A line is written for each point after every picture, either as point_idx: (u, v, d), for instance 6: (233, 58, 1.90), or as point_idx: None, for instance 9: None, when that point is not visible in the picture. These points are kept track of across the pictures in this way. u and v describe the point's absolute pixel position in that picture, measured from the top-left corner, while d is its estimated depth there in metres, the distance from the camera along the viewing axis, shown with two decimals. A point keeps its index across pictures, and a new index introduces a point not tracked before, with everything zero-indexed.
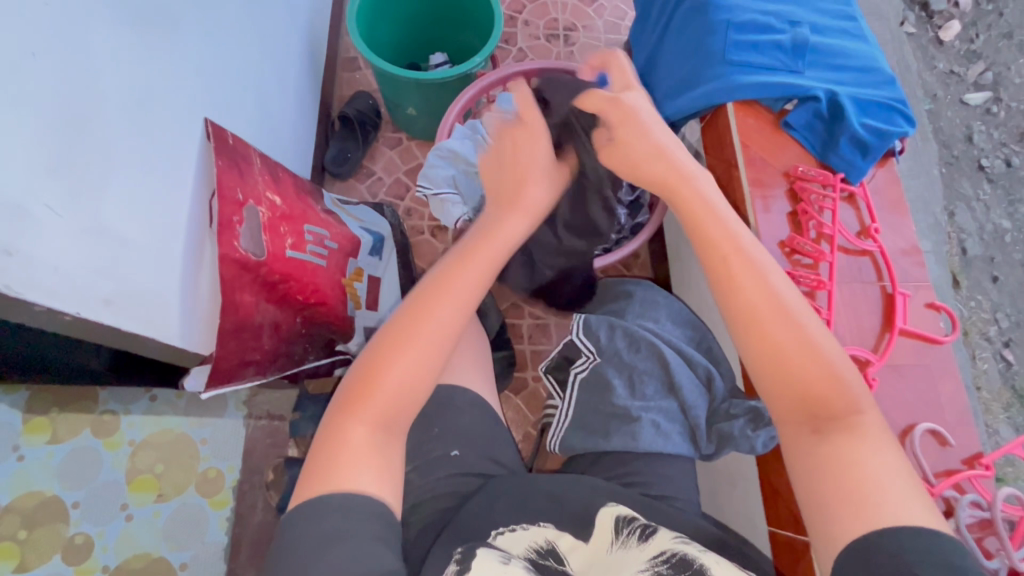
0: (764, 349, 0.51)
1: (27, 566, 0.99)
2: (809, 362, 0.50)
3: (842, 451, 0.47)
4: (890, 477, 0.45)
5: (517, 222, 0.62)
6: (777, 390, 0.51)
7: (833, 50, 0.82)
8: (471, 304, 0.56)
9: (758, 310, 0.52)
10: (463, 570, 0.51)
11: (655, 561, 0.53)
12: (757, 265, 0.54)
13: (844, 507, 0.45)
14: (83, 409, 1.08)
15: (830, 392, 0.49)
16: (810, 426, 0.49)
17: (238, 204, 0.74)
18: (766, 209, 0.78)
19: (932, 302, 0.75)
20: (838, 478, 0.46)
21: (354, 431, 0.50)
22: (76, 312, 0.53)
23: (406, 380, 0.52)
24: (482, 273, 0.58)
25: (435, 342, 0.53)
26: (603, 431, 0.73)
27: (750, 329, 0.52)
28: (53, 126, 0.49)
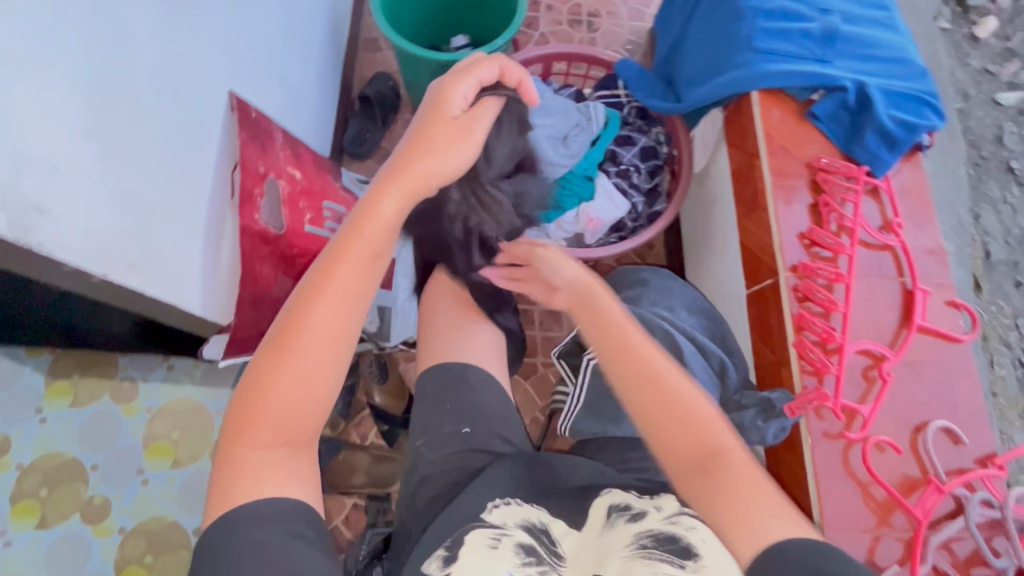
0: (648, 413, 0.55)
1: (47, 524, 1.02)
2: (685, 414, 0.54)
3: (729, 488, 0.50)
4: (760, 501, 0.50)
5: (390, 200, 0.55)
6: (670, 444, 0.54)
7: (863, 41, 0.80)
8: (350, 306, 0.54)
9: (647, 373, 0.56)
10: (452, 558, 0.53)
11: (642, 536, 0.53)
12: (632, 346, 0.58)
13: (738, 532, 0.49)
14: (103, 376, 1.10)
15: (708, 432, 0.54)
16: (698, 470, 0.52)
17: (259, 176, 0.75)
18: (785, 201, 0.77)
19: (952, 300, 0.73)
20: (730, 509, 0.50)
21: (246, 457, 0.50)
22: (102, 274, 0.54)
23: (290, 403, 0.52)
24: (355, 269, 0.54)
25: (311, 356, 0.52)
26: (613, 417, 0.73)
27: (634, 390, 0.56)
28: (85, 90, 0.50)
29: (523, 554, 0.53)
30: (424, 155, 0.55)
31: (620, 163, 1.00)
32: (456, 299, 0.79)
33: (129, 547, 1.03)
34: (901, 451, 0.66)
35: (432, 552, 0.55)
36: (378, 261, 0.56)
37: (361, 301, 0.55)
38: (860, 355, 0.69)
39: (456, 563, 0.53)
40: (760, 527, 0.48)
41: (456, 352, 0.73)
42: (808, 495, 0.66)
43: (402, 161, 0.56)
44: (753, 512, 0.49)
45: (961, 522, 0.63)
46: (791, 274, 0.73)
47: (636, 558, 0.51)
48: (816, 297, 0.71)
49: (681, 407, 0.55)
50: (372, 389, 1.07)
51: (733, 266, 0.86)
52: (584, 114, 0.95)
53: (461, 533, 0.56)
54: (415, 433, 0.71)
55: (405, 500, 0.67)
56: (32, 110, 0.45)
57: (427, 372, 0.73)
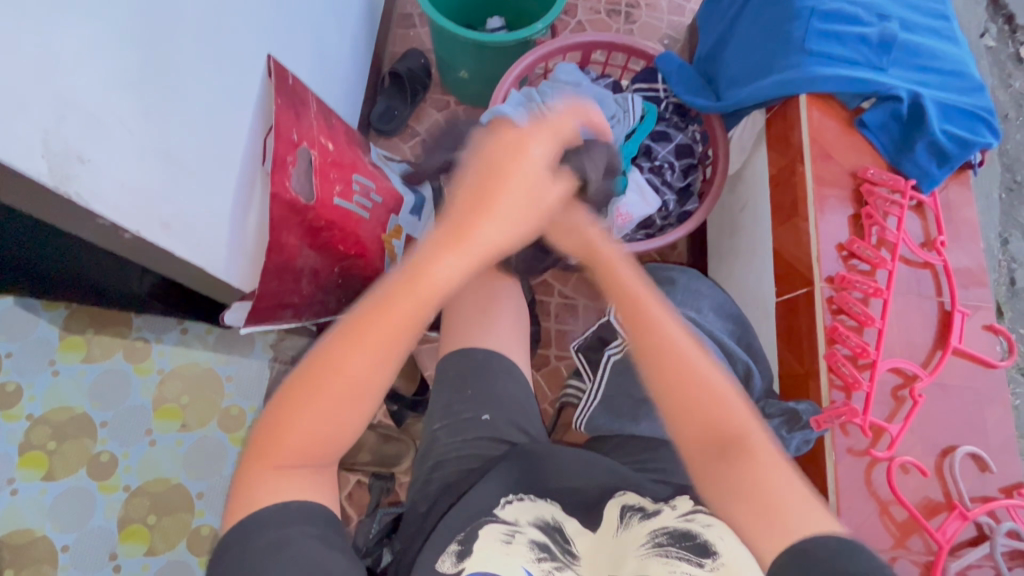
0: (668, 393, 0.51)
1: (54, 476, 1.03)
2: (705, 396, 0.50)
3: (750, 470, 0.47)
4: (790, 493, 0.46)
5: (447, 258, 0.51)
6: (689, 427, 0.50)
7: (920, 50, 0.77)
8: (389, 358, 0.51)
9: (663, 354, 0.52)
10: (466, 552, 0.51)
11: (657, 534, 0.51)
12: (656, 321, 0.54)
13: (758, 524, 0.45)
14: (118, 334, 1.10)
15: (729, 423, 0.49)
16: (715, 453, 0.49)
17: (293, 144, 0.74)
18: (824, 210, 0.74)
19: (990, 324, 0.72)
20: (746, 497, 0.46)
21: (264, 477, 0.48)
22: (135, 231, 0.53)
23: (312, 438, 0.49)
24: (404, 321, 0.51)
25: (341, 401, 0.50)
26: (631, 415, 0.70)
27: (656, 371, 0.52)
28: (130, 40, 0.49)
29: (538, 551, 0.52)
30: (489, 212, 0.51)
31: (654, 159, 0.97)
32: (481, 284, 0.77)
33: (133, 505, 1.03)
34: (927, 474, 0.65)
35: (445, 549, 0.52)
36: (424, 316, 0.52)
37: (399, 354, 0.52)
38: (891, 373, 0.68)
39: (470, 559, 0.50)
40: (782, 516, 0.45)
41: (479, 338, 0.72)
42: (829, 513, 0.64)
43: (461, 220, 0.51)
44: (771, 496, 0.46)
45: (984, 549, 0.62)
46: (827, 285, 0.71)
47: (652, 556, 0.50)
48: (852, 310, 0.69)
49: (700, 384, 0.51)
50: None
51: (762, 273, 0.84)
52: (622, 107, 0.93)
53: (475, 525, 0.53)
54: (432, 416, 0.70)
55: (419, 481, 0.66)
56: (79, 53, 0.44)
57: (448, 357, 0.72)
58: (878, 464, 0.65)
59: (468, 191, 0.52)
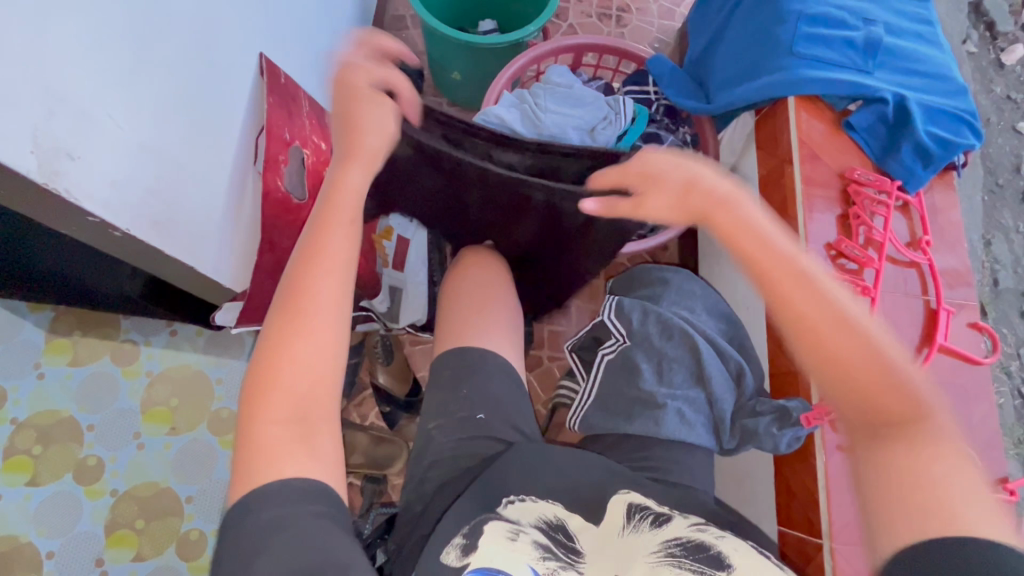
0: (819, 363, 0.49)
1: (39, 481, 1.01)
2: (862, 368, 0.47)
3: (904, 459, 0.43)
4: (956, 486, 0.42)
5: (355, 172, 0.60)
6: (841, 398, 0.48)
7: (905, 54, 0.79)
8: (346, 274, 0.56)
9: (811, 322, 0.49)
10: (470, 549, 0.50)
11: (670, 543, 0.51)
12: (815, 285, 0.51)
13: (907, 515, 0.41)
14: (106, 336, 1.09)
15: (886, 401, 0.46)
16: (864, 431, 0.46)
17: (285, 143, 0.74)
18: (813, 210, 0.76)
19: (975, 322, 0.74)
20: (901, 490, 0.43)
21: (261, 432, 0.48)
22: (125, 228, 0.53)
23: (304, 372, 0.51)
24: (344, 230, 0.57)
25: (319, 321, 0.52)
26: (625, 414, 0.70)
27: (804, 338, 0.50)
28: (121, 36, 0.49)
29: (542, 550, 0.51)
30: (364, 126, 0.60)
31: None
32: (476, 285, 0.78)
33: (121, 509, 1.02)
34: None
35: (450, 542, 0.52)
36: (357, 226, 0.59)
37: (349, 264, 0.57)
38: None
39: (475, 552, 0.50)
40: (943, 511, 0.41)
41: (472, 337, 0.72)
42: (820, 508, 0.65)
43: (346, 136, 0.61)
44: (920, 484, 0.42)
45: None
46: None
47: (664, 563, 0.49)
48: None
49: (860, 353, 0.48)
50: (376, 369, 1.07)
51: None
52: (613, 108, 0.94)
53: (479, 521, 0.53)
54: (427, 416, 0.70)
55: (413, 481, 0.66)
56: (68, 46, 0.44)
57: (442, 356, 0.72)
58: None
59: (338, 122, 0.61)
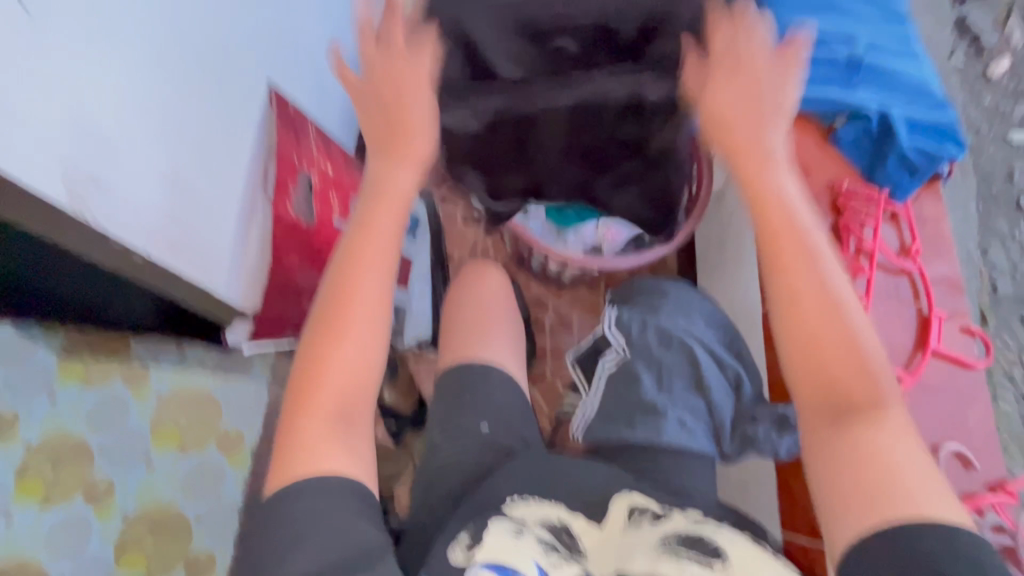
0: (804, 340, 0.54)
1: (50, 505, 0.93)
2: (839, 347, 0.53)
3: (864, 437, 0.49)
4: (909, 466, 0.47)
5: (404, 173, 0.64)
6: (801, 373, 0.54)
7: (888, 71, 0.82)
8: (388, 272, 0.60)
9: (794, 300, 0.55)
10: (476, 541, 0.51)
11: (668, 536, 0.52)
12: (815, 272, 0.55)
13: (857, 494, 0.47)
14: (115, 358, 1.10)
15: (852, 384, 0.52)
16: (830, 413, 0.52)
17: (293, 168, 0.78)
18: None
19: (967, 327, 0.75)
20: (856, 468, 0.48)
21: (305, 430, 0.52)
22: (142, 252, 0.56)
23: (349, 366, 0.55)
24: (390, 230, 0.61)
25: (363, 313, 0.56)
26: (627, 422, 0.71)
27: (790, 316, 0.55)
28: (143, 75, 0.53)
29: (546, 546, 0.52)
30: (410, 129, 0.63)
31: None
32: (473, 302, 0.81)
33: (132, 531, 1.02)
34: None
35: (457, 539, 0.53)
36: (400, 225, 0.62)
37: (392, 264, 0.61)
38: None
39: (481, 548, 0.50)
40: (902, 496, 0.46)
41: (476, 352, 0.74)
42: (820, 513, 0.67)
43: (393, 136, 0.64)
44: (878, 465, 0.47)
45: None
46: None
47: (663, 556, 0.50)
48: None
49: (840, 332, 0.53)
50: (382, 386, 1.08)
51: (750, 283, 0.87)
52: None
53: (485, 521, 0.54)
54: (432, 427, 0.71)
55: (420, 493, 0.67)
56: (89, 83, 0.47)
57: (448, 369, 0.74)
58: None
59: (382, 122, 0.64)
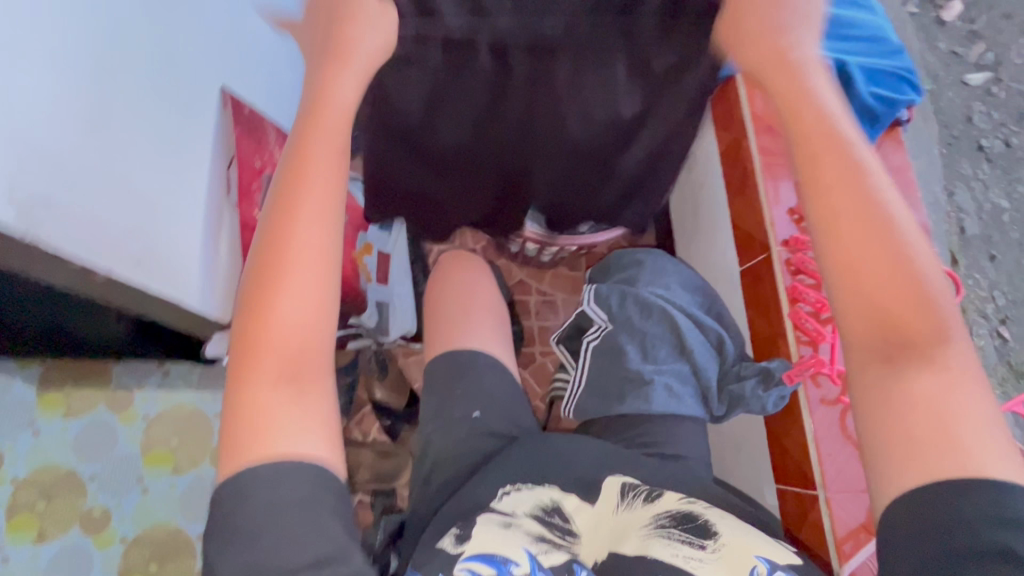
0: (857, 262, 0.43)
1: (46, 537, 0.99)
2: (899, 275, 0.43)
3: (914, 389, 0.41)
4: (968, 411, 0.40)
5: (344, 83, 0.48)
6: (854, 306, 0.44)
7: (846, 20, 0.80)
8: (332, 218, 0.47)
9: (838, 220, 0.44)
10: (464, 536, 0.52)
11: (660, 516, 0.54)
12: (864, 181, 0.45)
13: (907, 445, 0.40)
14: (98, 385, 1.09)
15: (909, 315, 0.42)
16: (882, 354, 0.43)
17: (256, 172, 0.76)
18: (773, 180, 0.79)
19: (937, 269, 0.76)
20: (907, 416, 0.41)
21: (255, 396, 0.45)
22: (105, 270, 0.56)
23: (293, 330, 0.46)
24: (331, 164, 0.48)
25: (306, 273, 0.46)
26: (616, 395, 0.72)
27: (834, 239, 0.44)
28: (90, 91, 0.51)
29: (535, 537, 0.52)
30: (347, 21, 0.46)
31: None
32: (455, 292, 0.81)
33: (133, 554, 1.03)
34: None
35: (446, 532, 0.54)
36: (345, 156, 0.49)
37: (340, 206, 0.48)
38: None
39: (470, 541, 0.51)
40: (959, 445, 0.39)
41: (462, 341, 0.74)
42: (809, 460, 0.68)
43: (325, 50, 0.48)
44: (924, 413, 0.40)
45: None
46: (784, 248, 0.75)
47: (654, 536, 0.52)
48: (808, 270, 0.73)
49: (896, 258, 0.43)
50: (373, 385, 1.08)
51: (725, 245, 0.88)
52: None
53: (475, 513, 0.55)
54: (426, 419, 0.71)
55: (419, 484, 0.67)
56: (25, 101, 0.45)
57: (436, 359, 0.74)
58: None
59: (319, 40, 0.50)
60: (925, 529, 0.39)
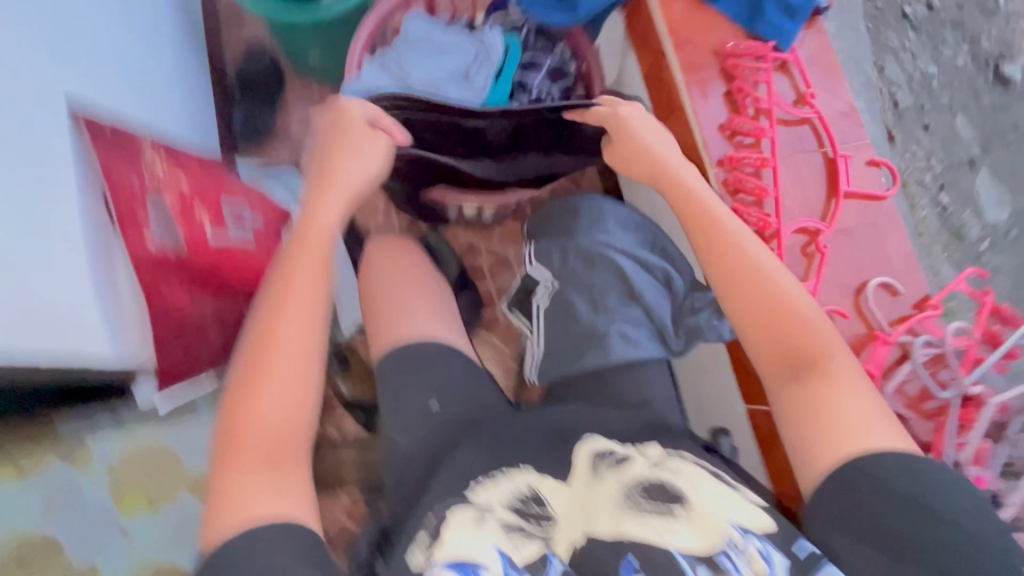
0: (746, 310, 0.58)
1: None
2: (783, 315, 0.56)
3: (817, 400, 0.52)
4: (863, 415, 0.51)
5: (330, 203, 0.69)
6: (761, 344, 0.57)
7: None
8: (312, 316, 0.60)
9: (729, 274, 0.59)
10: (437, 537, 0.51)
11: (630, 486, 0.53)
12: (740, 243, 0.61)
13: (817, 442, 0.51)
14: None
15: (807, 343, 0.55)
16: (790, 376, 0.55)
17: (136, 195, 0.73)
18: (703, 96, 0.75)
19: (872, 159, 0.75)
20: (817, 419, 0.52)
21: (234, 477, 0.52)
22: None
23: (275, 416, 0.55)
24: (313, 271, 0.62)
25: (288, 365, 0.57)
26: (576, 354, 0.70)
27: (730, 290, 0.59)
28: None
29: (509, 527, 0.51)
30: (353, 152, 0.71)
31: (530, 90, 0.94)
32: (399, 286, 0.77)
33: None
34: (846, 314, 0.70)
35: (415, 541, 0.52)
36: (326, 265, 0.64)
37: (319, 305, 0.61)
38: (797, 234, 0.71)
39: (442, 541, 0.50)
40: (849, 441, 0.50)
41: (410, 329, 0.73)
42: None
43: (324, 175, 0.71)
44: (829, 421, 0.51)
45: (908, 366, 0.67)
46: (720, 169, 0.73)
47: (626, 512, 0.51)
48: (747, 187, 0.72)
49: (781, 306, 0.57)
50: (337, 382, 1.04)
51: None
52: (480, 45, 0.92)
53: (446, 507, 0.53)
54: (386, 420, 0.68)
55: (391, 487, 0.65)
56: None
57: (388, 354, 0.71)
58: (840, 321, 0.69)
59: (319, 157, 0.73)
60: (847, 515, 0.48)
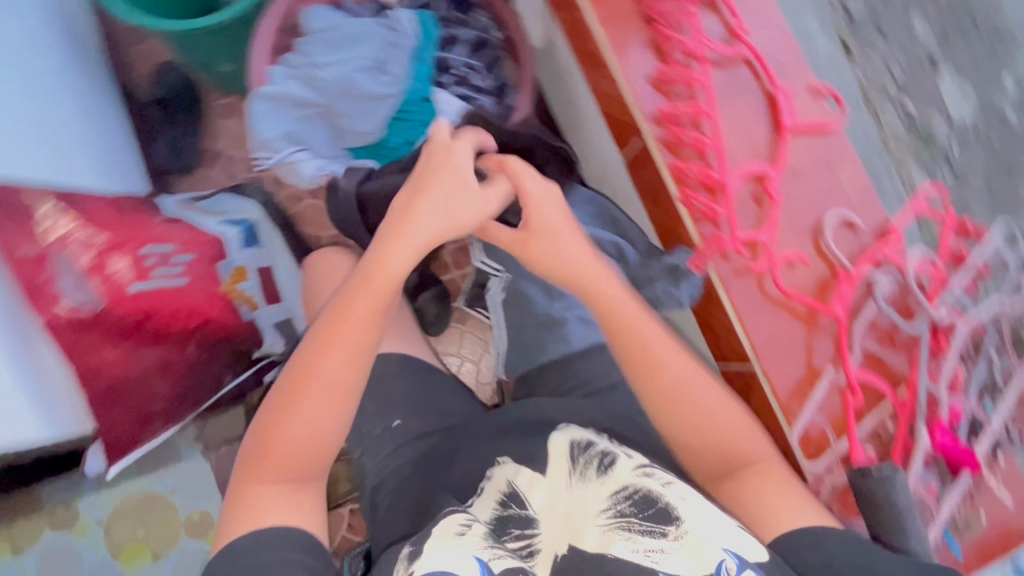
0: (666, 413, 0.54)
1: None
2: (699, 413, 0.53)
3: (747, 493, 0.53)
4: (787, 504, 0.51)
5: (398, 255, 0.54)
6: (687, 443, 0.54)
7: None
8: (358, 360, 0.52)
9: (648, 374, 0.54)
10: (417, 549, 0.47)
11: (616, 496, 0.49)
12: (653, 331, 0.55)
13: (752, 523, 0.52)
14: (35, 511, 1.00)
15: (733, 442, 0.53)
16: (722, 472, 0.54)
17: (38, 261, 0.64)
18: (624, 50, 0.69)
19: (814, 88, 0.71)
20: (746, 507, 0.52)
21: (257, 492, 0.50)
22: None
23: (300, 448, 0.51)
24: (366, 309, 0.53)
25: (327, 402, 0.51)
26: (536, 345, 0.68)
27: (649, 388, 0.54)
28: None
29: (490, 538, 0.48)
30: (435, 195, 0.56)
31: (451, 70, 0.88)
32: None
33: None
34: (806, 259, 0.66)
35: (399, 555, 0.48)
36: (386, 311, 0.54)
37: (368, 347, 0.53)
38: (745, 181, 0.67)
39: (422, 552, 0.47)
40: (777, 525, 0.50)
41: None
42: (737, 336, 0.66)
43: (403, 208, 0.56)
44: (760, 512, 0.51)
45: (872, 305, 0.65)
46: (655, 126, 0.68)
47: (615, 528, 0.47)
48: (685, 141, 0.67)
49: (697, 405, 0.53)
50: None
51: (603, 138, 0.80)
52: (390, 28, 0.84)
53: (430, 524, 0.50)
54: (354, 444, 0.67)
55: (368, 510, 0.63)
56: None
57: None
58: (800, 267, 0.66)
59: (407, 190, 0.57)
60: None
